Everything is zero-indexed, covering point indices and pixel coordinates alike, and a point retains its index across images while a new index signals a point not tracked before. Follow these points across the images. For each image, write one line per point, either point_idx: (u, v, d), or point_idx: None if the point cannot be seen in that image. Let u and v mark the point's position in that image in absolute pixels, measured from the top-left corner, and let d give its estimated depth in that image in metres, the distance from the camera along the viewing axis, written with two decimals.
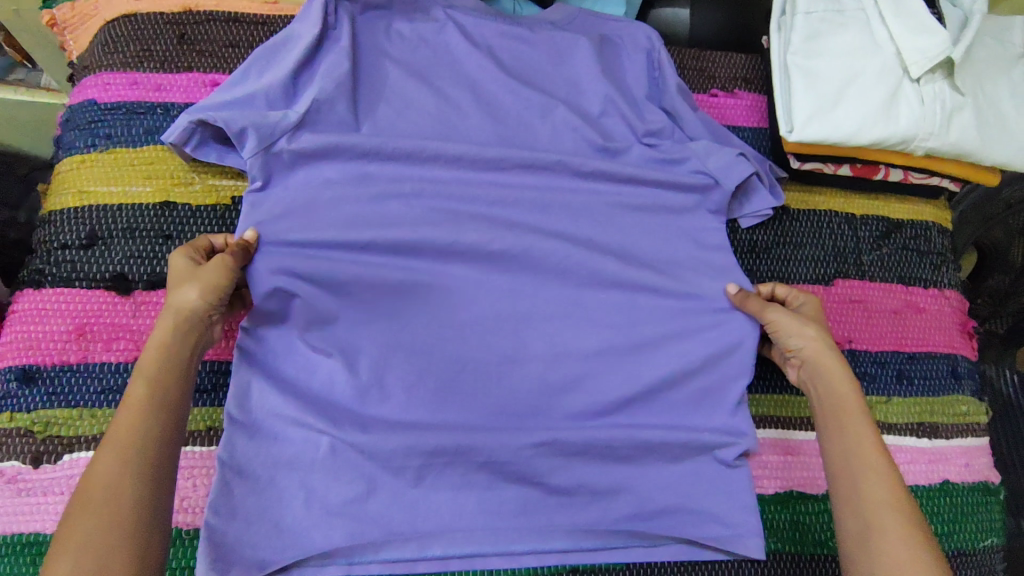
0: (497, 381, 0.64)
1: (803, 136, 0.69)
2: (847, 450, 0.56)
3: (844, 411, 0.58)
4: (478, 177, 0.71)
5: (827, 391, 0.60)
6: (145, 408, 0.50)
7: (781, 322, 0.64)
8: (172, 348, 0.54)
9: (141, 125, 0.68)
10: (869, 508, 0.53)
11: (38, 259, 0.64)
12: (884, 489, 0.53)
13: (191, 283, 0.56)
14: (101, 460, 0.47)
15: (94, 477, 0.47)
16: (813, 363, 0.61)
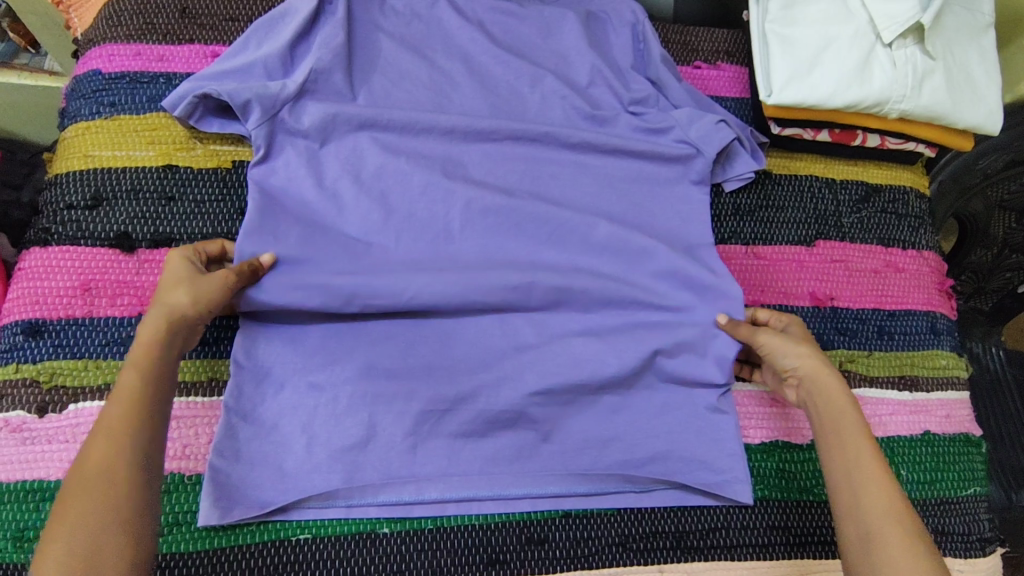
0: (491, 335, 0.67)
1: (781, 99, 0.72)
2: (846, 463, 0.56)
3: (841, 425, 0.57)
4: (470, 146, 0.74)
5: (823, 406, 0.59)
6: (132, 400, 0.50)
7: (774, 343, 0.63)
8: (159, 346, 0.54)
9: (145, 93, 0.71)
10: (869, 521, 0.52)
11: (44, 219, 0.65)
12: (881, 497, 0.53)
13: (186, 287, 0.57)
14: (93, 452, 0.47)
15: (86, 468, 0.47)
16: (807, 381, 0.60)
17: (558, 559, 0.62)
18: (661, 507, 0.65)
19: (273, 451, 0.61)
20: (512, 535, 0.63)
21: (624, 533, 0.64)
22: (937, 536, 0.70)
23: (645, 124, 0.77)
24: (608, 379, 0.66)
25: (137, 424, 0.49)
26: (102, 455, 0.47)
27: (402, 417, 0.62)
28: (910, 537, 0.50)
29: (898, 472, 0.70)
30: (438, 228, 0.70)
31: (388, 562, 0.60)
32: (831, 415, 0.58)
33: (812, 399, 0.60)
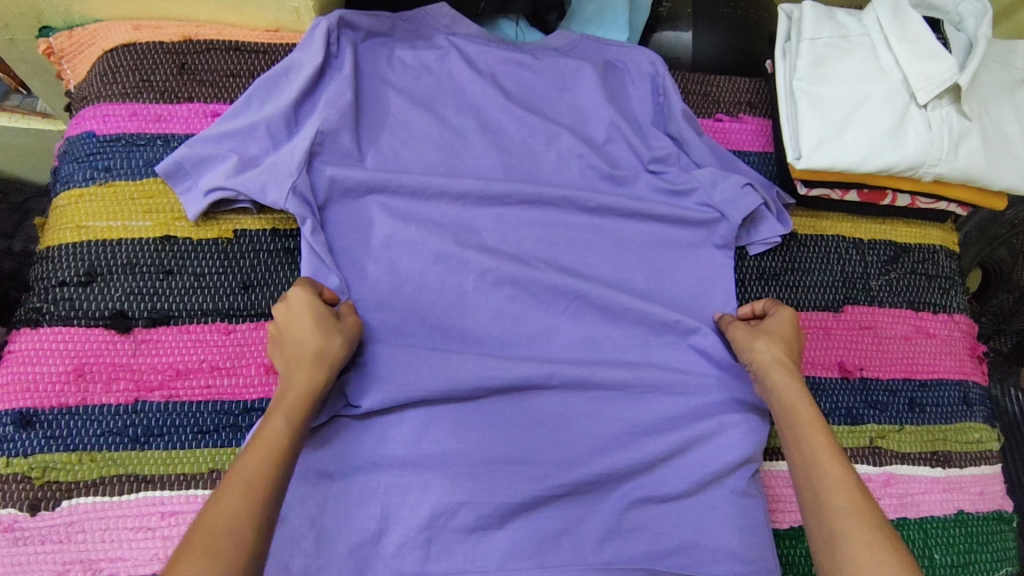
0: (506, 416, 0.64)
1: (811, 162, 0.69)
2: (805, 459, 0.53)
3: (798, 421, 0.55)
4: (488, 212, 0.70)
5: (779, 406, 0.57)
6: (276, 453, 0.47)
7: (740, 340, 0.64)
8: (305, 393, 0.53)
9: (141, 157, 0.68)
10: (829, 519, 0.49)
11: (35, 297, 0.62)
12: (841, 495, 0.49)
13: (334, 334, 0.57)
14: (231, 502, 0.43)
15: (219, 512, 0.43)
16: (764, 378, 0.60)
17: None
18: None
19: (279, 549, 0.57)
20: None
21: None
22: None
23: (667, 185, 0.73)
24: (628, 463, 0.63)
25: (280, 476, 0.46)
26: (233, 505, 0.43)
27: (414, 510, 0.58)
28: (877, 535, 0.47)
29: (932, 556, 0.68)
30: (454, 303, 0.67)
31: None
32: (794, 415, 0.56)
33: (773, 394, 0.59)
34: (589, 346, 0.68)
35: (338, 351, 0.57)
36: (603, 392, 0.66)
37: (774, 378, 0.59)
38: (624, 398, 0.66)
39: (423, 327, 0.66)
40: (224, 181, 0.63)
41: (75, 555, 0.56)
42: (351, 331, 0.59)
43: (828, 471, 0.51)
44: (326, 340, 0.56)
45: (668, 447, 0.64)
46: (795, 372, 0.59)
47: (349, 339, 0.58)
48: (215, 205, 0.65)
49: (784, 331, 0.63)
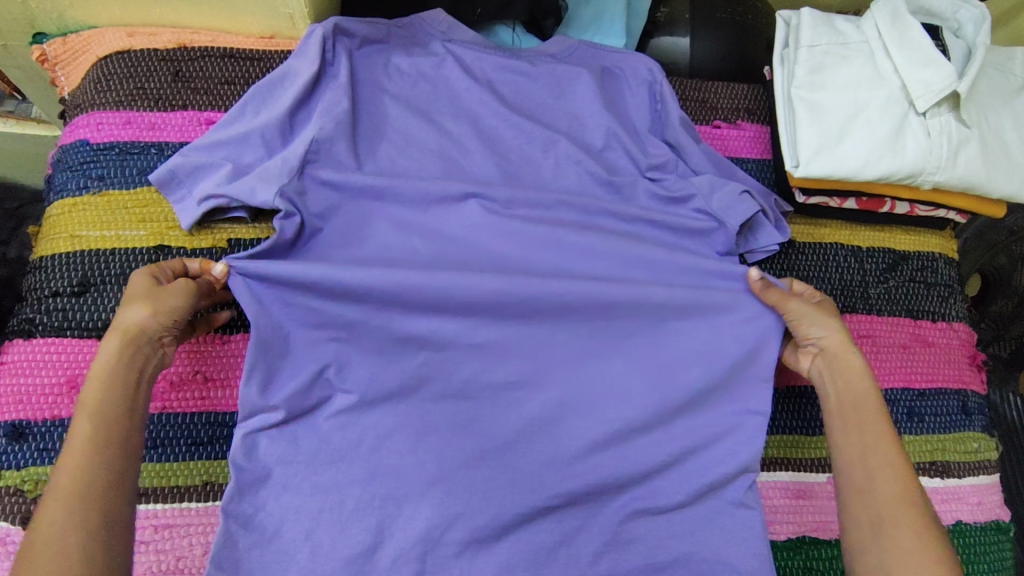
0: (504, 423, 0.63)
1: (809, 171, 0.68)
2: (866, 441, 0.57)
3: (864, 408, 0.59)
4: (486, 218, 0.69)
5: (845, 386, 0.61)
6: (92, 448, 0.47)
7: (804, 312, 0.64)
8: (121, 375, 0.51)
9: (135, 165, 0.67)
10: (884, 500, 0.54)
11: (28, 307, 0.62)
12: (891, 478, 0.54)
13: (140, 303, 0.54)
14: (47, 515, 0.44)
15: (42, 530, 0.43)
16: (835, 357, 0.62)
17: None
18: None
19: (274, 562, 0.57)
20: None
21: None
22: None
23: (664, 192, 0.73)
24: (625, 475, 0.63)
25: (97, 467, 0.46)
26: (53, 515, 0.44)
27: (412, 520, 0.59)
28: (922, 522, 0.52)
29: None
30: (452, 307, 0.65)
31: None
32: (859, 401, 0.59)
33: (840, 374, 0.62)
34: (591, 352, 0.66)
35: (159, 323, 0.54)
36: (603, 401, 0.65)
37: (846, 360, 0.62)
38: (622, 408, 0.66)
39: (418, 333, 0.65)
40: (218, 190, 0.63)
41: None
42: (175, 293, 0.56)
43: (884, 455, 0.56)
44: (131, 316, 0.53)
45: (665, 457, 0.64)
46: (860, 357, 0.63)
47: (166, 304, 0.55)
48: (210, 213, 0.65)
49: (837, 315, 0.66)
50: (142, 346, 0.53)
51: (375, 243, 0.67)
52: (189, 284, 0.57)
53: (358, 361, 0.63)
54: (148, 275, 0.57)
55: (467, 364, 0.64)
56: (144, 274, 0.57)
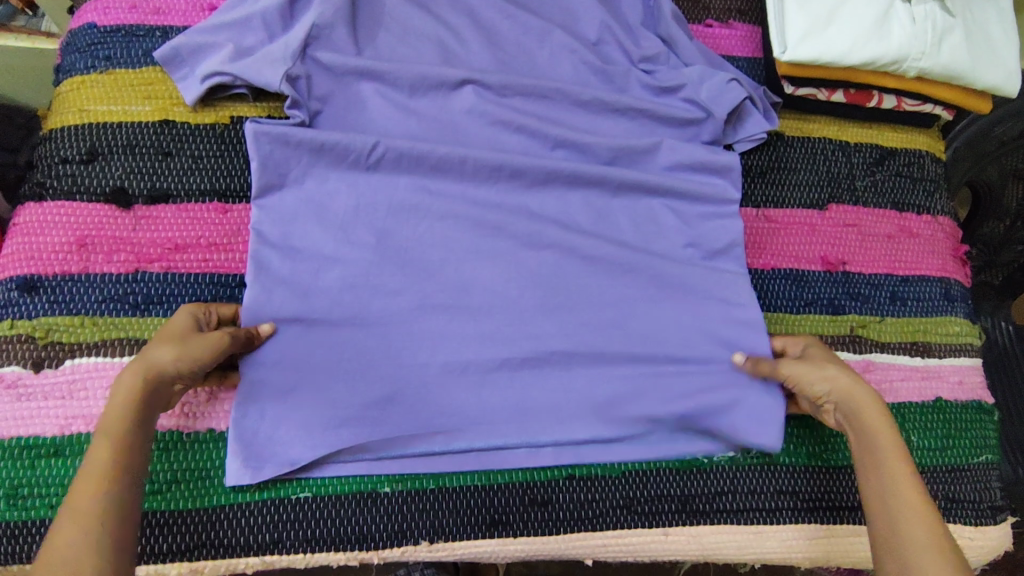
0: (496, 290, 0.65)
1: (796, 55, 0.70)
2: (886, 490, 0.52)
3: (882, 456, 0.53)
4: (481, 102, 0.71)
5: (863, 434, 0.55)
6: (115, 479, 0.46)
7: (801, 370, 0.60)
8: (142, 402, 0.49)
9: (140, 47, 0.69)
10: (910, 550, 0.48)
11: (39, 173, 0.64)
12: (923, 530, 0.49)
13: (172, 345, 0.52)
14: (65, 534, 0.42)
15: (55, 551, 0.42)
16: (845, 406, 0.57)
17: (561, 520, 0.62)
18: (667, 466, 0.65)
19: (288, 406, 0.60)
20: (514, 496, 0.62)
21: (629, 495, 0.63)
22: (945, 503, 0.67)
23: (656, 83, 0.74)
24: (613, 341, 0.66)
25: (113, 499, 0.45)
26: (70, 535, 0.42)
27: (407, 372, 0.62)
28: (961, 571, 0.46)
29: (909, 439, 0.69)
30: (448, 186, 0.68)
31: (389, 521, 0.60)
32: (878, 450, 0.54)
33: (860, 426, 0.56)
34: (579, 228, 0.69)
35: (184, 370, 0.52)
36: (592, 273, 0.67)
37: (861, 409, 0.56)
38: (613, 281, 0.68)
39: (413, 207, 0.66)
40: (220, 68, 0.65)
41: (77, 410, 0.58)
42: (210, 342, 0.54)
43: (906, 498, 0.51)
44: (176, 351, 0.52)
45: (653, 326, 0.67)
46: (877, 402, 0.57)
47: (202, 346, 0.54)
48: (212, 92, 0.67)
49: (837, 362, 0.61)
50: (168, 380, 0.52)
51: (374, 123, 0.70)
52: (225, 338, 0.56)
53: (357, 230, 0.65)
54: (192, 316, 0.57)
55: (460, 235, 0.66)
56: (187, 314, 0.56)
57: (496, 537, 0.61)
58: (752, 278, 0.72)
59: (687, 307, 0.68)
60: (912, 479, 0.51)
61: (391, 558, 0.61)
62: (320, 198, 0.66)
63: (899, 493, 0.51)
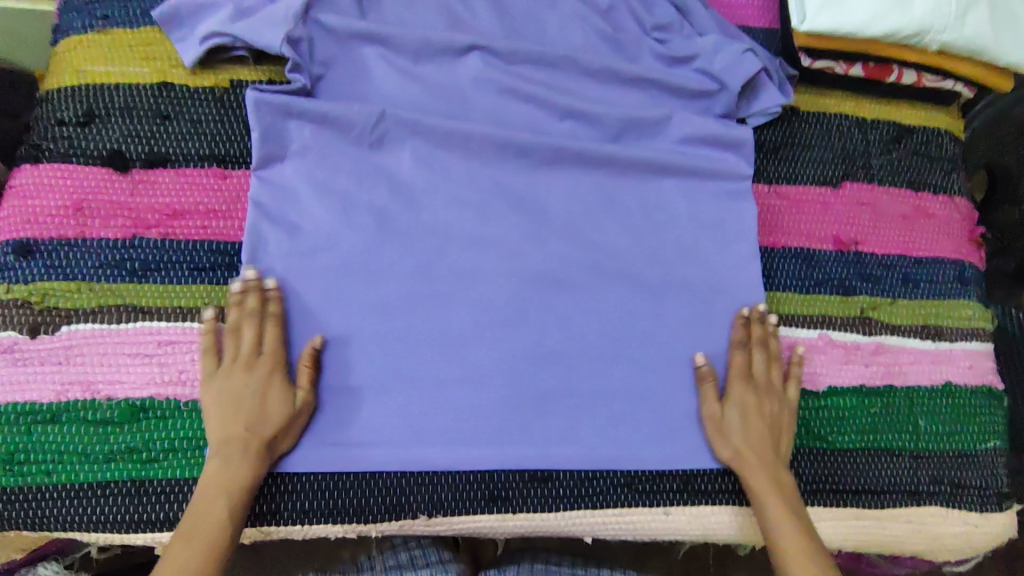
0: (498, 263, 0.64)
1: (815, 25, 0.68)
2: (763, 505, 0.60)
3: (749, 468, 0.61)
4: (488, 68, 0.69)
5: (749, 446, 0.61)
6: (235, 491, 0.54)
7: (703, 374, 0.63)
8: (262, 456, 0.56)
9: (137, 6, 0.67)
10: (783, 558, 0.58)
11: (35, 135, 0.63)
12: (792, 538, 0.58)
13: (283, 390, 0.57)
14: (209, 524, 0.53)
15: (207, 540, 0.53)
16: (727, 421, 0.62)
17: (561, 498, 0.61)
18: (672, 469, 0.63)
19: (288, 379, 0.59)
20: (514, 473, 0.61)
21: (630, 474, 0.62)
22: (951, 488, 0.67)
23: (669, 52, 0.72)
24: (617, 318, 0.65)
25: (231, 523, 0.54)
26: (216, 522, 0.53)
27: (405, 344, 0.61)
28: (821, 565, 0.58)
29: (917, 423, 0.67)
30: (452, 156, 0.66)
31: (388, 494, 0.60)
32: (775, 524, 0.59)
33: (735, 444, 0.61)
34: (585, 203, 0.67)
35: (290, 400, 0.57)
36: (598, 248, 0.66)
37: (735, 412, 0.62)
38: (618, 256, 0.66)
39: (417, 178, 0.65)
40: (220, 28, 0.63)
41: (73, 377, 0.57)
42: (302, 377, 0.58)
43: (772, 510, 0.59)
44: (270, 404, 0.56)
45: (659, 305, 0.66)
46: (727, 433, 0.61)
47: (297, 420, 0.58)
48: (211, 53, 0.65)
49: (711, 377, 0.63)
50: (284, 441, 0.57)
51: (378, 89, 0.68)
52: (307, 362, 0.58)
53: (358, 200, 0.64)
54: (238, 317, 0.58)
55: (464, 207, 0.65)
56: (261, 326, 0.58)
57: (495, 513, 0.61)
58: (763, 257, 0.70)
59: (693, 285, 0.67)
60: (773, 483, 0.60)
61: (388, 530, 0.61)
62: (321, 166, 0.64)
63: (769, 510, 0.60)
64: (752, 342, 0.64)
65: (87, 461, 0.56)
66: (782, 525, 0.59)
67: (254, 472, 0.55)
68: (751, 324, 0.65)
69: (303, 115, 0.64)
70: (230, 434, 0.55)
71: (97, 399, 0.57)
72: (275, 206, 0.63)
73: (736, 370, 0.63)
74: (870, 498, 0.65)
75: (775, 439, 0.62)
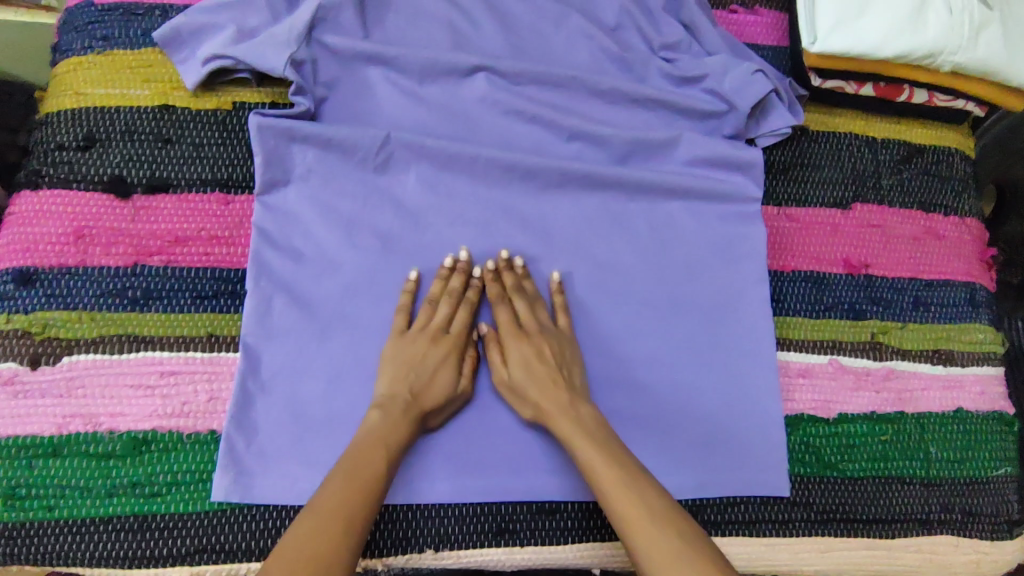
0: (504, 290, 0.63)
1: (826, 46, 0.67)
2: (592, 457, 0.53)
3: (560, 423, 0.56)
4: (494, 90, 0.68)
5: (547, 396, 0.57)
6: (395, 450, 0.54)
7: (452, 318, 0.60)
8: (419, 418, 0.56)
9: (138, 27, 0.66)
10: (625, 525, 0.49)
11: (35, 160, 0.62)
12: (648, 502, 0.50)
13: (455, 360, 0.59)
14: (373, 476, 0.51)
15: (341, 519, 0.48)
16: (515, 379, 0.59)
17: (570, 529, 0.61)
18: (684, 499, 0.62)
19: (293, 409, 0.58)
20: (522, 504, 0.61)
21: None
22: (963, 516, 0.66)
23: (677, 72, 0.71)
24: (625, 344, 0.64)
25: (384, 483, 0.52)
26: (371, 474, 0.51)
27: None
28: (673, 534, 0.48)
29: (928, 450, 0.67)
30: (458, 179, 0.65)
31: (393, 528, 0.59)
32: (615, 506, 0.50)
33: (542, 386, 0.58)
34: (593, 227, 0.67)
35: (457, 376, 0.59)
36: (606, 273, 0.65)
37: (517, 367, 0.59)
38: (626, 281, 0.65)
39: (422, 202, 0.64)
40: (222, 49, 0.62)
41: (75, 410, 0.56)
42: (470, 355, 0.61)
43: (594, 466, 0.53)
44: (442, 372, 0.58)
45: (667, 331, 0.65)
46: (581, 419, 0.56)
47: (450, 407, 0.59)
48: (213, 75, 0.64)
49: (557, 338, 0.60)
50: (433, 416, 0.58)
51: (382, 110, 0.67)
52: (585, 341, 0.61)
53: (363, 226, 0.63)
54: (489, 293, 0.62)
55: (470, 232, 0.64)
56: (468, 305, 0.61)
57: (504, 546, 0.60)
58: (773, 281, 0.69)
59: (701, 311, 0.66)
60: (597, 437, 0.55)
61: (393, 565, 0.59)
62: (325, 191, 0.63)
63: (606, 489, 0.51)
64: (519, 292, 0.61)
65: (90, 495, 0.55)
66: (613, 485, 0.51)
67: (410, 435, 0.55)
68: (502, 274, 0.62)
69: (306, 138, 0.63)
70: (372, 409, 0.56)
71: (99, 432, 0.56)
72: (278, 232, 0.62)
73: (507, 326, 0.60)
74: (881, 527, 0.64)
75: (572, 384, 0.58)
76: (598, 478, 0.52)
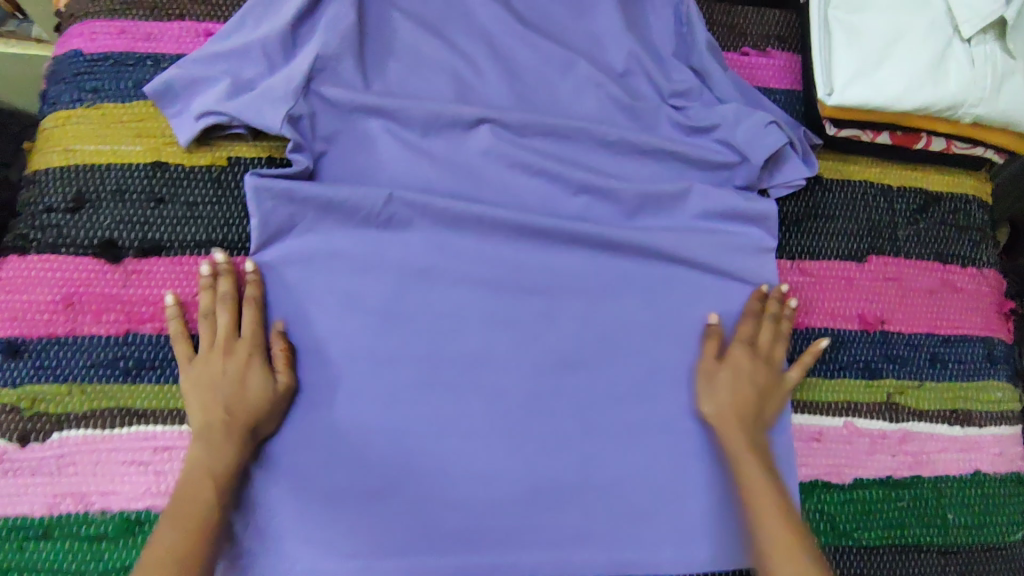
0: (510, 355, 0.61)
1: (844, 99, 0.65)
2: (748, 465, 0.57)
3: (734, 428, 0.59)
4: (499, 142, 0.65)
5: (740, 399, 0.60)
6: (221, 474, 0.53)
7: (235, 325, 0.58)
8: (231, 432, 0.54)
9: (129, 78, 0.64)
10: (761, 541, 0.52)
11: (22, 223, 0.59)
12: (780, 529, 0.52)
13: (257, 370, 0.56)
14: (187, 517, 0.50)
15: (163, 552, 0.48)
16: (709, 378, 0.61)
17: None
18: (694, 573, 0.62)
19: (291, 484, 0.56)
20: None
21: None
22: None
23: (688, 122, 0.69)
24: (634, 411, 0.62)
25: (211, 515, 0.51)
26: (176, 525, 0.50)
27: (413, 444, 0.58)
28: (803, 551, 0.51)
29: (944, 516, 0.65)
30: (461, 237, 0.63)
31: None
32: (767, 533, 0.52)
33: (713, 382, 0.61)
34: (600, 286, 0.64)
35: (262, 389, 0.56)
36: (614, 334, 0.63)
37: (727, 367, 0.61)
38: (636, 344, 0.63)
39: (423, 262, 0.62)
40: (216, 105, 0.60)
41: (66, 489, 0.54)
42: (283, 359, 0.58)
43: (752, 476, 0.56)
44: (219, 388, 0.55)
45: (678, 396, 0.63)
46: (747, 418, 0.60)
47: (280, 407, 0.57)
48: (207, 130, 0.62)
49: (743, 342, 0.62)
50: (265, 423, 0.56)
51: (383, 165, 0.64)
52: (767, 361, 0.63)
53: (362, 290, 0.60)
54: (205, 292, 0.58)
55: (474, 294, 0.62)
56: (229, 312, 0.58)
57: None
58: (787, 340, 0.67)
59: None
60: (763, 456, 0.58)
61: None
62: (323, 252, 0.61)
63: (752, 486, 0.56)
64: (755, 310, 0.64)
65: None
66: (765, 495, 0.54)
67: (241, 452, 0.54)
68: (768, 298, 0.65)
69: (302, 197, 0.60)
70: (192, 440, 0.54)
71: (91, 512, 0.54)
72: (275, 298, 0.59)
73: (744, 336, 0.63)
74: None
75: (762, 406, 0.61)
76: (753, 483, 0.56)
